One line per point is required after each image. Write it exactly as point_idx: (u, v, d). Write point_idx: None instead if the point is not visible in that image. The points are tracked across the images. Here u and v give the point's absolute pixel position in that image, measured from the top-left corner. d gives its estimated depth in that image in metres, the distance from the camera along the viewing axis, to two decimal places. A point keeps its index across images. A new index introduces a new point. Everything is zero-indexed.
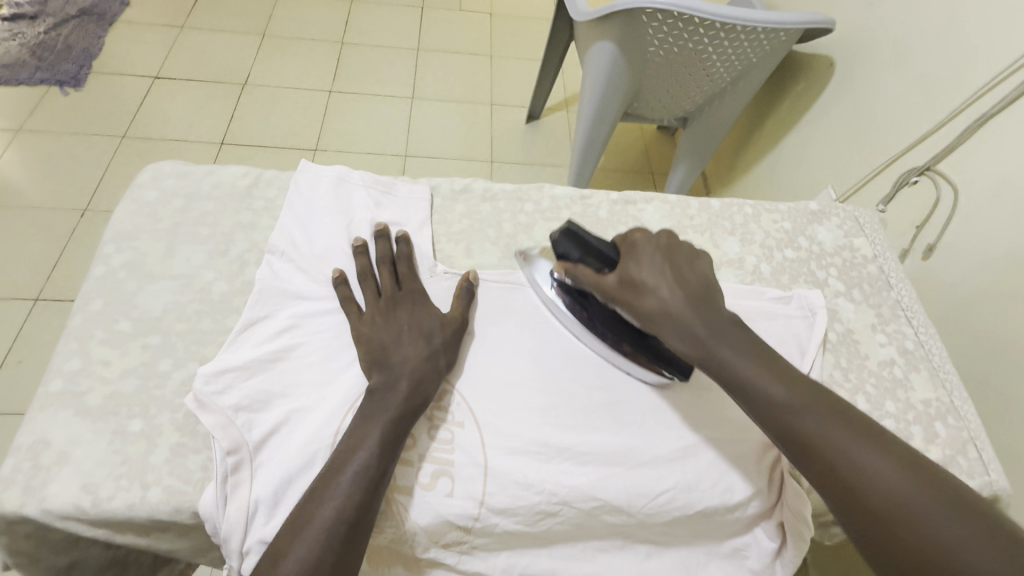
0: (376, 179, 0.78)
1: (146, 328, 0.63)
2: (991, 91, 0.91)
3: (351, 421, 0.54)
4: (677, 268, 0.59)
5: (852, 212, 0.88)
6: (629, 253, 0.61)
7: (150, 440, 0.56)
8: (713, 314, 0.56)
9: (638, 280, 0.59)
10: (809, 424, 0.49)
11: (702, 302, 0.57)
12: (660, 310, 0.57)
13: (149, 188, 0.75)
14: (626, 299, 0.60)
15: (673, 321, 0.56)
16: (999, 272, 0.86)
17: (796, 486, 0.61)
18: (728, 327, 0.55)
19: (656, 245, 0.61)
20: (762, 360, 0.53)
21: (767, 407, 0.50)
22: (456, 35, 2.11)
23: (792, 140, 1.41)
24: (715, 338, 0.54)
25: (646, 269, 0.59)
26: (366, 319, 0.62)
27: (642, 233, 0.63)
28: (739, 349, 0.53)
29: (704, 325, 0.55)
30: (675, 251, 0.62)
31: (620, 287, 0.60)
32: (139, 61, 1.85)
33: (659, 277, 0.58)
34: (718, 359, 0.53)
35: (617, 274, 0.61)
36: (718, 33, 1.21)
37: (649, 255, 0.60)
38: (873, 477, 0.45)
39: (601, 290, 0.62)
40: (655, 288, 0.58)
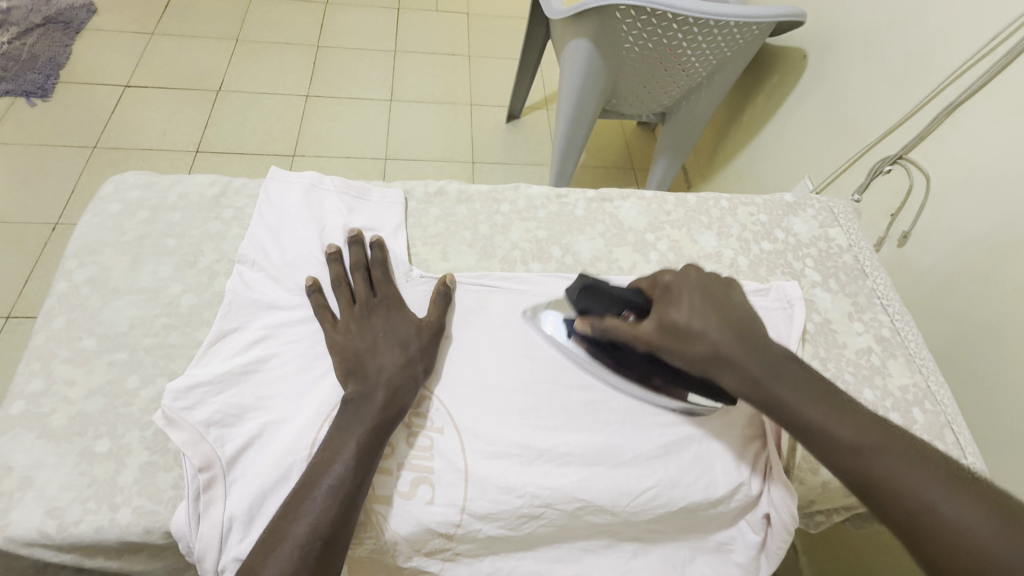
0: (349, 184, 0.77)
1: (112, 345, 0.61)
2: (958, 78, 0.92)
3: (326, 433, 0.53)
4: (717, 304, 0.57)
5: (826, 203, 0.89)
6: (664, 295, 0.59)
7: (119, 460, 0.54)
8: (764, 350, 0.53)
9: (679, 324, 0.55)
10: (883, 468, 0.44)
11: (749, 338, 0.54)
12: (706, 348, 0.53)
13: (112, 200, 0.73)
14: (667, 342, 0.56)
15: (723, 360, 0.53)
16: (972, 258, 0.87)
17: (783, 480, 0.61)
18: (781, 363, 0.52)
19: (689, 282, 0.59)
20: (823, 399, 0.49)
21: (833, 451, 0.46)
22: (433, 35, 2.10)
23: (768, 133, 1.43)
24: (771, 377, 0.51)
25: (684, 307, 0.56)
26: (340, 328, 0.61)
27: (671, 274, 0.61)
28: (795, 387, 0.50)
29: (756, 362, 0.52)
30: (712, 286, 0.59)
31: (659, 329, 0.57)
32: (108, 69, 1.80)
33: (701, 317, 0.55)
34: (774, 398, 0.50)
35: (653, 319, 0.57)
36: (692, 29, 1.22)
37: (685, 293, 0.58)
38: (970, 534, 0.39)
39: (638, 339, 0.58)
40: (698, 325, 0.55)
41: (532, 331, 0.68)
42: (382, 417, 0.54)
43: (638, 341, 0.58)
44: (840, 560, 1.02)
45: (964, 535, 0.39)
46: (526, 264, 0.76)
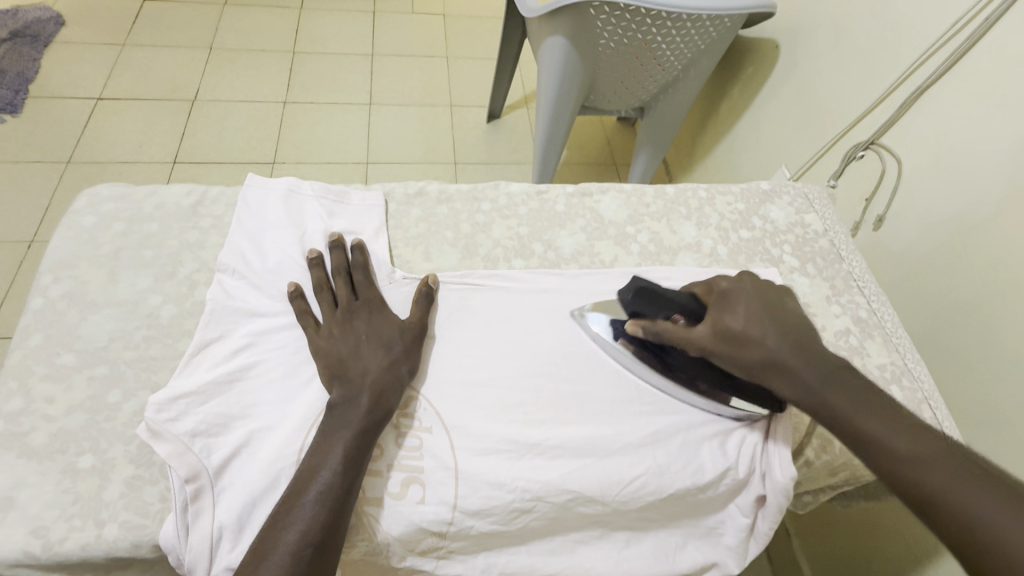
0: (328, 188, 0.77)
1: (92, 359, 0.60)
2: (924, 64, 0.95)
3: (313, 439, 0.53)
4: (772, 313, 0.59)
5: (802, 189, 0.91)
6: (719, 302, 0.61)
7: (103, 475, 0.53)
8: (819, 359, 0.57)
9: (733, 330, 0.58)
10: (928, 474, 0.48)
11: (806, 350, 0.57)
12: (763, 359, 0.57)
13: (86, 213, 0.72)
14: (725, 350, 0.59)
15: (782, 371, 0.56)
16: (944, 238, 0.90)
17: (783, 456, 0.62)
18: (838, 373, 0.56)
19: (745, 288, 0.62)
20: (880, 411, 0.53)
21: (885, 458, 0.50)
22: (410, 38, 2.09)
23: (745, 123, 1.45)
24: (826, 388, 0.55)
25: (742, 316, 0.59)
26: (323, 332, 0.61)
27: (727, 281, 0.63)
28: (849, 397, 0.54)
29: (812, 374, 0.56)
30: (767, 295, 0.62)
31: (715, 336, 0.59)
32: (79, 82, 1.77)
33: (757, 324, 0.58)
34: (829, 407, 0.54)
35: (708, 325, 0.60)
36: (665, 22, 1.23)
37: (742, 300, 0.60)
38: (1006, 534, 0.43)
39: (692, 344, 0.60)
40: (755, 334, 0.58)
41: (516, 327, 0.68)
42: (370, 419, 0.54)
43: (692, 346, 0.60)
44: (833, 540, 1.04)
45: (999, 535, 0.43)
46: (508, 261, 0.76)
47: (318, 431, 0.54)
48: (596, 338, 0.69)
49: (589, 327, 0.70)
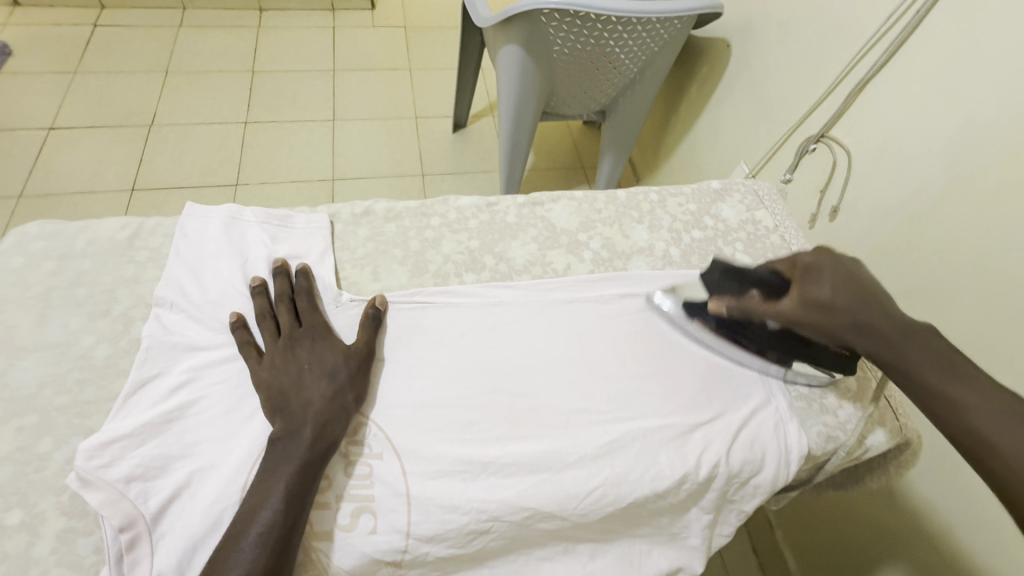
0: (270, 213, 0.75)
1: (20, 409, 0.58)
2: (864, 58, 0.96)
3: (254, 477, 0.52)
4: (859, 281, 0.60)
5: (752, 186, 0.92)
6: (806, 275, 0.63)
7: (32, 531, 0.51)
8: (902, 321, 0.57)
9: (821, 300, 0.60)
10: (1010, 440, 0.47)
11: (893, 314, 0.58)
12: (848, 323, 0.58)
13: (14, 253, 0.69)
14: (812, 317, 0.61)
15: (865, 330, 0.57)
16: (895, 226, 0.92)
17: (774, 456, 0.64)
18: (918, 332, 0.56)
19: (829, 260, 0.63)
20: (961, 372, 0.52)
21: (949, 410, 0.51)
22: (371, 52, 2.08)
23: (704, 121, 1.46)
24: (911, 348, 0.55)
25: (830, 286, 0.60)
26: (266, 363, 0.59)
27: (810, 256, 0.65)
28: (929, 360, 0.53)
29: (896, 334, 0.56)
30: (851, 264, 0.63)
31: (802, 306, 0.61)
32: (30, 112, 1.72)
33: (845, 293, 0.59)
34: (904, 359, 0.55)
35: (794, 297, 0.62)
36: (615, 27, 1.23)
37: (828, 271, 0.61)
38: None
39: (777, 316, 0.63)
40: (845, 301, 0.59)
41: (467, 343, 0.67)
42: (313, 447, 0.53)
43: (776, 317, 0.63)
44: (829, 531, 1.00)
45: None
46: (460, 276, 0.76)
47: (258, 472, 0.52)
48: (551, 348, 0.68)
49: (544, 338, 0.69)
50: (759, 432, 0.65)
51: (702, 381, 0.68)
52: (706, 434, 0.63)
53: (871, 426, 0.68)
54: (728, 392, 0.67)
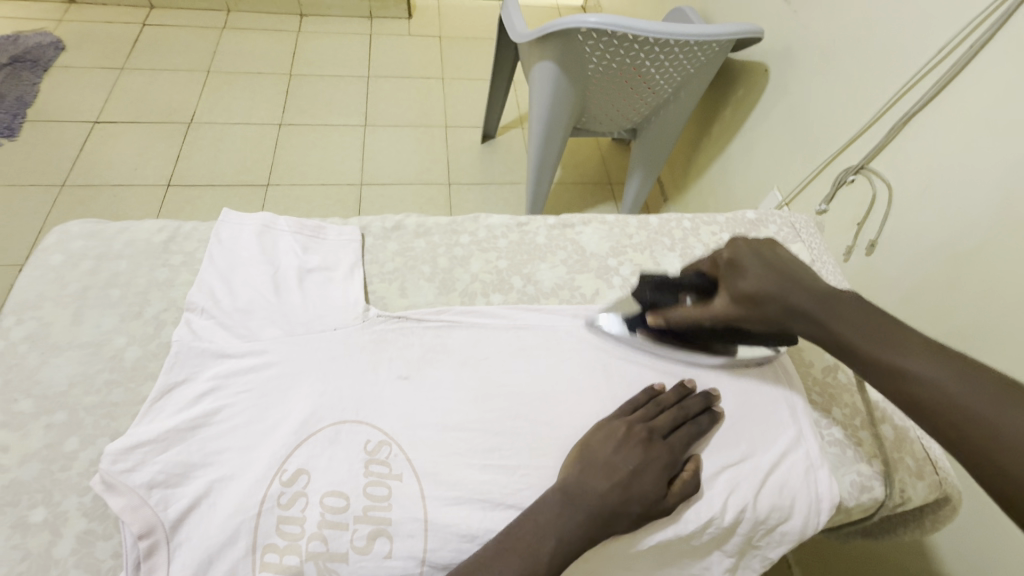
0: (303, 223, 0.77)
1: (50, 406, 0.59)
2: (909, 91, 0.93)
3: (379, 526, 0.53)
4: (777, 263, 0.64)
5: (789, 218, 0.92)
6: (730, 271, 0.66)
7: (54, 530, 0.52)
8: (828, 297, 0.60)
9: (750, 292, 0.63)
10: (940, 392, 0.50)
11: (816, 291, 0.61)
12: (779, 309, 0.62)
13: (55, 251, 0.70)
14: (745, 310, 0.64)
15: (793, 313, 0.61)
16: (937, 264, 0.88)
17: (805, 504, 0.61)
18: (842, 305, 0.59)
19: (744, 250, 0.67)
20: (888, 334, 0.55)
21: (887, 375, 0.53)
22: (407, 60, 2.11)
23: (737, 145, 1.43)
24: (839, 323, 0.58)
25: (754, 278, 0.64)
26: (419, 391, 0.62)
27: (728, 250, 0.68)
28: (857, 331, 0.56)
29: (820, 311, 0.59)
30: (765, 249, 0.66)
31: (734, 302, 0.65)
32: (78, 105, 1.79)
33: (768, 280, 0.63)
34: (835, 334, 0.58)
35: (725, 296, 0.66)
36: (653, 48, 1.22)
37: (749, 262, 0.65)
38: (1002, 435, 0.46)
39: (713, 316, 0.67)
40: (770, 289, 0.62)
41: (493, 365, 0.66)
42: (566, 526, 0.52)
43: (715, 318, 0.67)
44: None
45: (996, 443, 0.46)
46: (486, 296, 0.75)
47: (491, 543, 0.51)
48: (575, 375, 0.66)
49: (569, 365, 0.67)
50: (790, 477, 0.61)
51: (736, 422, 0.65)
52: (734, 476, 0.61)
53: (911, 475, 0.65)
54: (759, 438, 0.64)
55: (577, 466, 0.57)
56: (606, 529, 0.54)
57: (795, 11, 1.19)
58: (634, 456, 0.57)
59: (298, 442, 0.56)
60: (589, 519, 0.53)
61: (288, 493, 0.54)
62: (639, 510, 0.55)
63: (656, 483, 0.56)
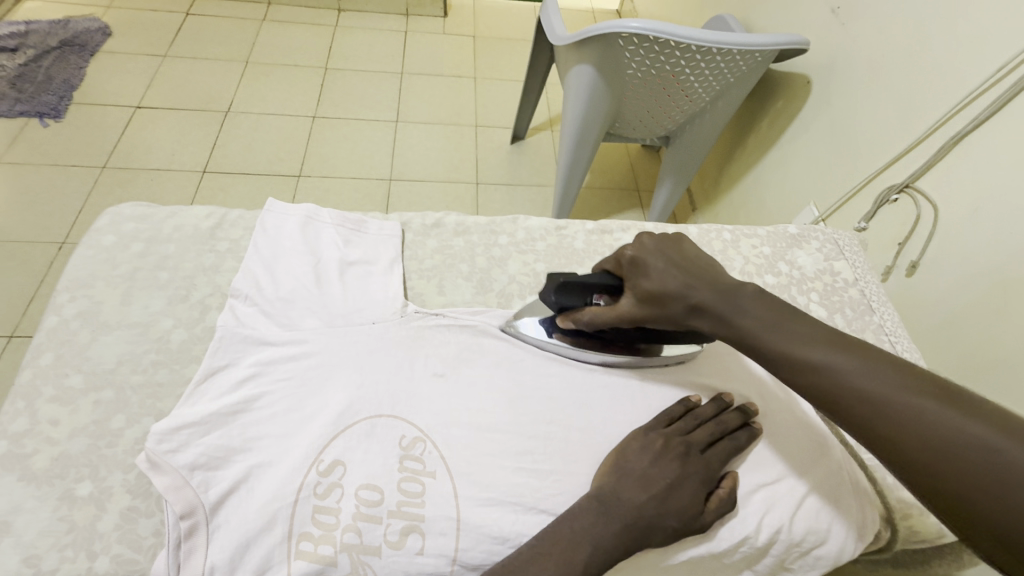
0: (345, 217, 0.78)
1: (99, 383, 0.60)
2: (963, 110, 0.90)
3: (412, 523, 0.53)
4: (680, 259, 0.61)
5: (832, 234, 0.90)
6: (633, 270, 0.61)
7: (99, 504, 0.53)
8: (733, 294, 0.57)
9: (655, 292, 0.59)
10: (849, 384, 0.47)
11: (720, 285, 0.58)
12: (684, 307, 0.58)
13: (107, 232, 0.72)
14: (652, 312, 0.60)
15: (698, 313, 0.57)
16: (983, 291, 0.85)
17: (848, 528, 0.59)
18: (748, 301, 0.56)
19: (649, 246, 0.62)
20: (790, 327, 0.53)
21: (799, 370, 0.50)
22: (441, 58, 2.12)
23: (772, 157, 1.40)
24: (745, 320, 0.55)
25: (657, 276, 0.60)
26: (454, 390, 0.62)
27: (632, 247, 0.63)
28: (761, 323, 0.54)
29: (723, 308, 0.56)
30: (670, 246, 0.62)
31: (640, 304, 0.60)
32: (121, 90, 1.83)
33: (673, 279, 0.59)
34: (742, 331, 0.55)
35: (631, 297, 0.61)
36: (694, 56, 1.20)
37: (650, 259, 0.61)
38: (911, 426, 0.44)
39: (623, 320, 0.61)
40: (673, 287, 0.59)
41: (527, 368, 0.66)
42: (601, 536, 0.52)
43: (624, 321, 0.61)
44: None
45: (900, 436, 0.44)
46: (523, 298, 0.76)
47: (524, 547, 0.51)
48: (610, 384, 0.65)
49: (603, 373, 0.66)
50: (827, 501, 0.60)
51: (774, 442, 0.63)
52: (770, 495, 0.59)
53: None
54: (792, 461, 0.62)
55: (610, 475, 0.56)
56: (640, 540, 0.53)
57: (843, 23, 1.16)
58: (671, 469, 0.56)
59: (335, 432, 0.56)
60: (624, 529, 0.52)
61: (325, 483, 0.54)
62: (675, 525, 0.54)
63: (692, 498, 0.55)
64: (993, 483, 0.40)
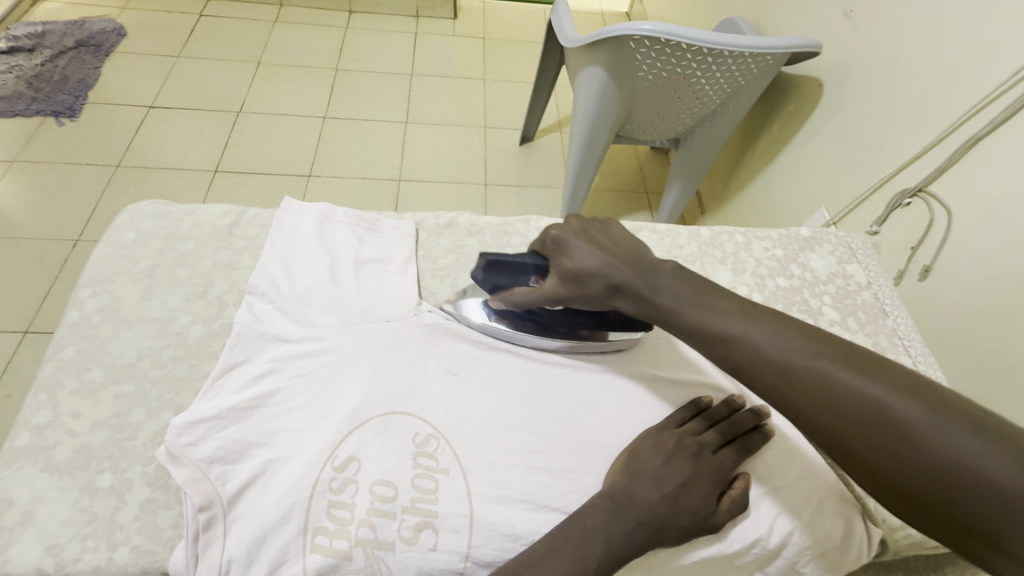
0: (360, 216, 0.79)
1: (120, 376, 0.62)
2: (978, 113, 0.89)
3: (426, 520, 0.54)
4: (601, 240, 0.63)
5: (844, 238, 0.89)
6: (556, 251, 0.65)
7: (120, 496, 0.54)
8: (651, 271, 0.58)
9: (575, 270, 0.61)
10: (758, 352, 0.49)
11: (640, 264, 0.59)
12: (605, 285, 0.60)
13: (128, 229, 0.74)
14: (571, 290, 0.62)
15: (618, 291, 0.59)
16: (998, 295, 0.85)
17: (858, 531, 0.59)
18: (665, 279, 0.57)
19: (572, 228, 0.65)
20: (706, 303, 0.54)
21: (715, 342, 0.51)
22: (450, 60, 2.13)
23: (782, 161, 1.40)
24: (663, 297, 0.56)
25: (576, 256, 0.62)
26: (467, 388, 0.63)
27: (556, 229, 0.66)
28: (678, 298, 0.55)
29: (642, 285, 0.58)
30: (593, 227, 0.64)
31: (561, 282, 0.63)
32: (135, 90, 1.86)
33: (591, 259, 0.61)
34: (661, 309, 0.56)
35: (554, 275, 0.64)
36: (705, 58, 1.20)
37: (572, 241, 0.64)
38: (816, 389, 0.45)
39: (547, 298, 0.64)
40: (592, 266, 0.61)
41: (539, 368, 0.66)
42: (614, 534, 0.52)
43: (547, 299, 0.64)
44: None
45: (805, 400, 0.46)
46: None
47: (537, 544, 0.51)
48: (623, 386, 0.66)
49: (615, 375, 0.67)
50: (835, 503, 0.60)
51: (782, 443, 0.63)
52: (783, 497, 0.59)
53: None
54: (799, 463, 0.62)
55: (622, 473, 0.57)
56: (652, 540, 0.53)
57: (856, 26, 1.15)
58: (684, 469, 0.56)
59: (350, 428, 0.57)
60: (638, 527, 0.52)
61: (340, 478, 0.55)
62: (687, 524, 0.54)
63: (705, 499, 0.55)
64: (892, 437, 0.42)
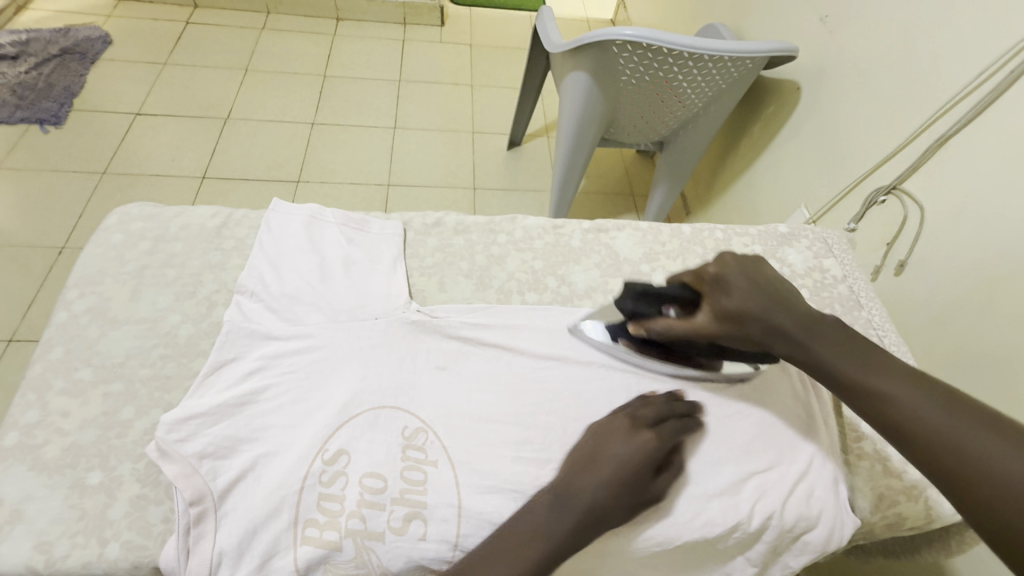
0: (348, 216, 0.80)
1: (109, 375, 0.62)
2: (947, 113, 0.92)
3: (413, 511, 0.55)
4: (765, 285, 0.62)
5: (822, 234, 0.92)
6: (715, 288, 0.63)
7: (109, 493, 0.55)
8: (815, 324, 0.58)
9: (732, 309, 0.61)
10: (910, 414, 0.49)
11: (802, 315, 0.59)
12: (762, 327, 0.59)
13: (115, 231, 0.74)
14: (726, 327, 0.61)
15: (778, 335, 0.59)
16: (968, 288, 0.88)
17: (831, 514, 0.61)
18: (829, 332, 0.57)
19: (733, 266, 0.64)
20: (873, 364, 0.53)
21: (869, 399, 0.52)
22: (437, 66, 2.15)
23: (764, 161, 1.44)
24: (826, 350, 0.56)
25: (738, 295, 0.61)
26: (453, 382, 0.64)
27: (715, 264, 0.65)
28: (841, 352, 0.55)
29: (803, 334, 0.58)
30: (754, 268, 0.64)
31: (715, 318, 0.62)
32: (121, 97, 1.85)
33: (752, 301, 0.60)
34: (821, 362, 0.56)
35: (708, 310, 0.63)
36: (686, 63, 1.23)
37: (733, 279, 0.63)
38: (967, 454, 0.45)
39: (698, 333, 0.63)
40: (753, 308, 0.60)
41: (524, 363, 0.67)
42: (586, 517, 0.53)
43: (698, 334, 0.63)
44: None
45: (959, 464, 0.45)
46: (522, 294, 0.78)
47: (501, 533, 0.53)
48: (607, 379, 0.67)
49: (598, 368, 0.68)
50: (816, 487, 0.62)
51: (762, 432, 0.65)
52: (761, 482, 0.61)
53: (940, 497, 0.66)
54: (775, 450, 0.63)
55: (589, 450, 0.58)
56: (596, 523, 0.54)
57: (831, 31, 1.19)
58: (619, 449, 0.57)
59: (339, 423, 0.58)
60: (583, 516, 0.53)
61: (329, 472, 0.56)
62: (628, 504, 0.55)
63: (642, 475, 0.56)
64: None
